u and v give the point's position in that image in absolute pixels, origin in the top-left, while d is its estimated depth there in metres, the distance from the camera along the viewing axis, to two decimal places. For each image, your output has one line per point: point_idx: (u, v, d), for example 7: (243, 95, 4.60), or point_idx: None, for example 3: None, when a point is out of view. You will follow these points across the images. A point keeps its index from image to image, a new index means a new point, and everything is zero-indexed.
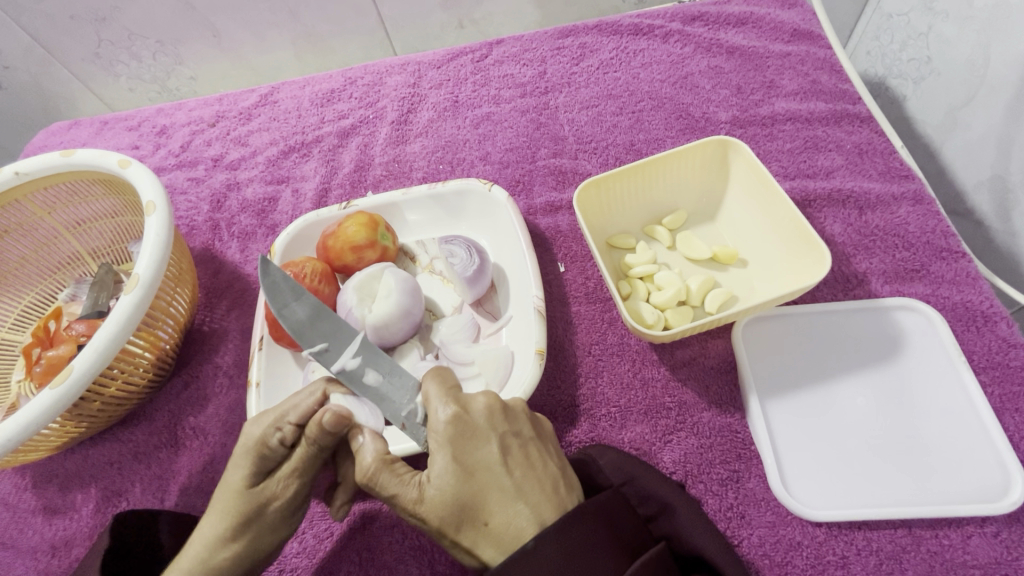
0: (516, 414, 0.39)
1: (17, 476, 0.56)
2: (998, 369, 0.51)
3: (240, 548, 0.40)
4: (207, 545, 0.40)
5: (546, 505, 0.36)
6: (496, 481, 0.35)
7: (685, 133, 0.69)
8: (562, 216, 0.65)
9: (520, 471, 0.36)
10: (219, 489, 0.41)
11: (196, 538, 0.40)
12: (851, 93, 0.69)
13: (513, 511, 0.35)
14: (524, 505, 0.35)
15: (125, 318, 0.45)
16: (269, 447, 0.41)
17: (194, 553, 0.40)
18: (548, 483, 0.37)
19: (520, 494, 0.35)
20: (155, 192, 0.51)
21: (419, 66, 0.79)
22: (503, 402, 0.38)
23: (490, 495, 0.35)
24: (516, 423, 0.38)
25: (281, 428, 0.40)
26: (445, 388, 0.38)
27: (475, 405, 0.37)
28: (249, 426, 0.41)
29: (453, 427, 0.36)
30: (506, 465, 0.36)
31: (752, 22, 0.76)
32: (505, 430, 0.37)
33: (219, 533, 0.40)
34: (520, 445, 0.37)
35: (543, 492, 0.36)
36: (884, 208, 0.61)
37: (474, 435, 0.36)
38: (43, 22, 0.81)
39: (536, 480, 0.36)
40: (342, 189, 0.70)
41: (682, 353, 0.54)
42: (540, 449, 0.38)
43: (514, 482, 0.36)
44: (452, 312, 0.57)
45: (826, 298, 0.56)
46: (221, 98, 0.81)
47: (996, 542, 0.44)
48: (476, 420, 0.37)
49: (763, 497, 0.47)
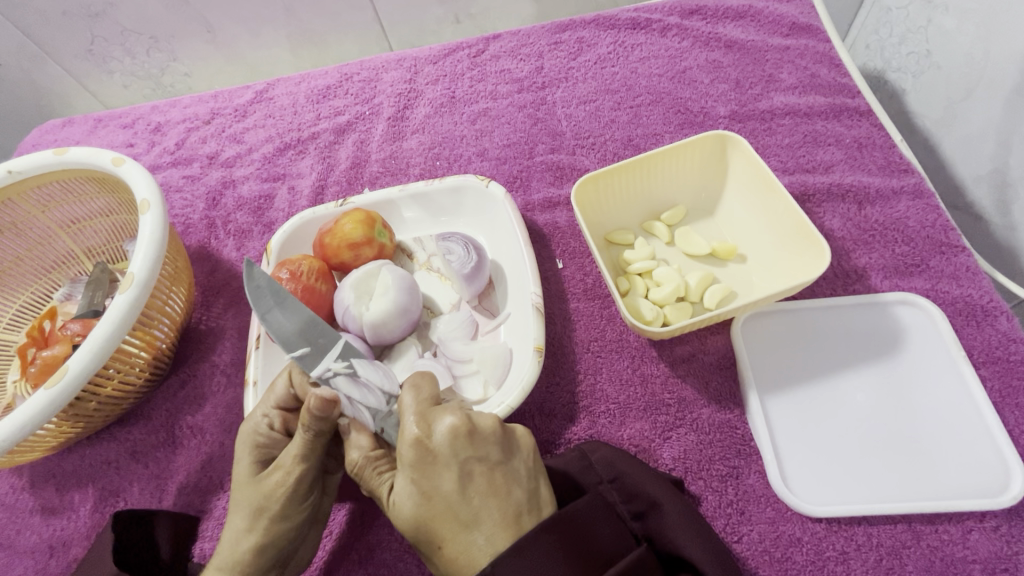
0: (484, 437, 0.37)
1: (14, 477, 0.55)
2: (998, 364, 0.51)
3: (258, 539, 0.39)
4: (231, 543, 0.40)
5: (499, 536, 0.34)
6: (452, 508, 0.35)
7: (683, 128, 0.68)
8: (560, 212, 0.64)
9: (479, 499, 0.35)
10: (234, 491, 0.42)
11: (226, 537, 0.41)
12: (851, 87, 0.69)
13: (467, 540, 0.34)
14: (478, 535, 0.34)
15: (120, 318, 0.44)
16: (263, 433, 0.43)
17: (223, 551, 0.40)
18: (510, 510, 0.35)
19: (476, 523, 0.34)
20: (149, 191, 0.51)
21: (415, 62, 0.79)
22: (469, 424, 0.37)
23: (444, 524, 0.34)
24: (483, 446, 0.36)
25: (268, 415, 0.43)
26: (416, 404, 0.38)
27: (438, 429, 0.36)
28: (243, 425, 0.44)
29: (414, 453, 0.36)
30: (463, 493, 0.35)
31: (751, 16, 0.75)
32: (468, 455, 0.36)
33: (238, 526, 0.40)
34: (484, 471, 0.36)
35: (501, 521, 0.34)
36: (883, 202, 0.60)
37: (435, 461, 0.36)
38: (35, 18, 0.80)
39: (496, 507, 0.35)
40: (339, 186, 0.70)
41: (681, 348, 0.54)
42: (506, 473, 0.36)
43: (469, 510, 0.34)
44: (450, 309, 0.56)
45: (826, 292, 0.55)
46: (217, 95, 0.80)
47: (996, 537, 0.44)
48: (438, 446, 0.36)
49: (763, 493, 0.47)
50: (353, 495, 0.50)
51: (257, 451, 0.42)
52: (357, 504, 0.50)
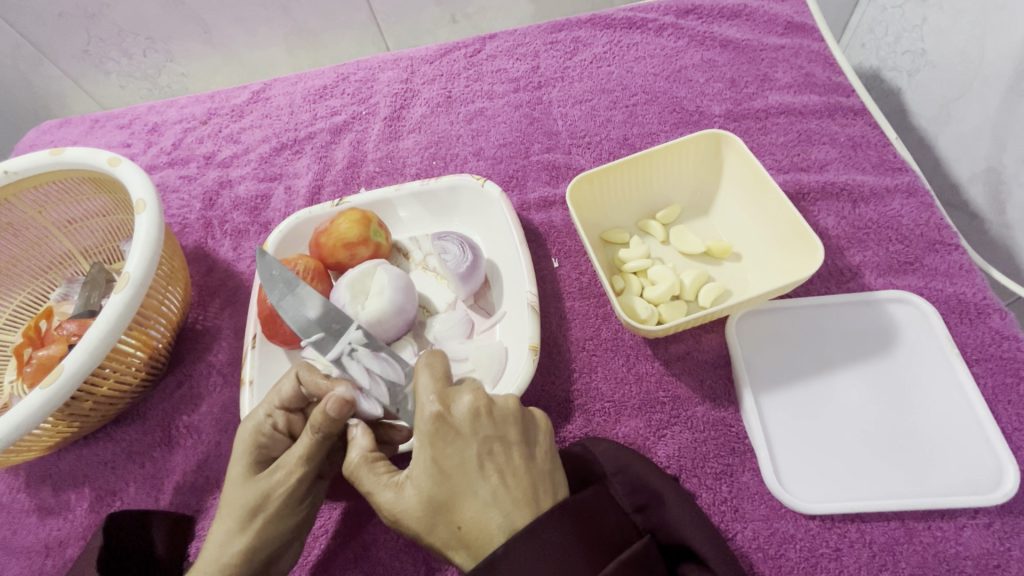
0: (504, 417, 0.37)
1: (11, 477, 0.55)
2: (991, 361, 0.51)
3: (249, 540, 0.39)
4: (218, 543, 0.40)
5: (519, 512, 0.34)
6: (470, 487, 0.35)
7: (679, 126, 0.69)
8: (556, 212, 0.64)
9: (498, 477, 0.35)
10: (225, 490, 0.42)
11: (213, 539, 0.40)
12: (846, 86, 0.69)
13: (488, 516, 0.34)
14: (496, 512, 0.34)
15: (115, 318, 0.44)
16: (265, 434, 0.43)
17: (209, 551, 0.40)
18: (528, 488, 0.35)
19: (494, 500, 0.34)
20: (145, 191, 0.51)
21: (412, 62, 0.79)
22: (490, 404, 0.37)
23: (464, 501, 0.35)
24: (502, 426, 0.37)
25: (272, 415, 0.43)
26: (434, 381, 0.38)
27: (460, 406, 0.37)
28: (242, 424, 0.44)
29: (433, 428, 0.36)
30: (483, 470, 0.35)
31: (746, 15, 0.75)
32: (489, 433, 0.36)
33: (229, 527, 0.40)
34: (502, 449, 0.36)
35: (519, 498, 0.35)
36: (877, 200, 0.61)
37: (456, 438, 0.36)
38: (32, 19, 0.81)
39: (515, 484, 0.35)
40: (335, 186, 0.70)
41: (676, 347, 0.54)
42: (523, 454, 0.37)
43: (490, 487, 0.35)
44: (446, 308, 0.56)
45: (820, 290, 0.56)
46: (213, 95, 0.80)
47: (989, 534, 0.44)
48: (459, 423, 0.36)
49: (757, 491, 0.47)
50: (349, 494, 0.50)
51: (256, 451, 0.43)
52: (352, 502, 0.50)
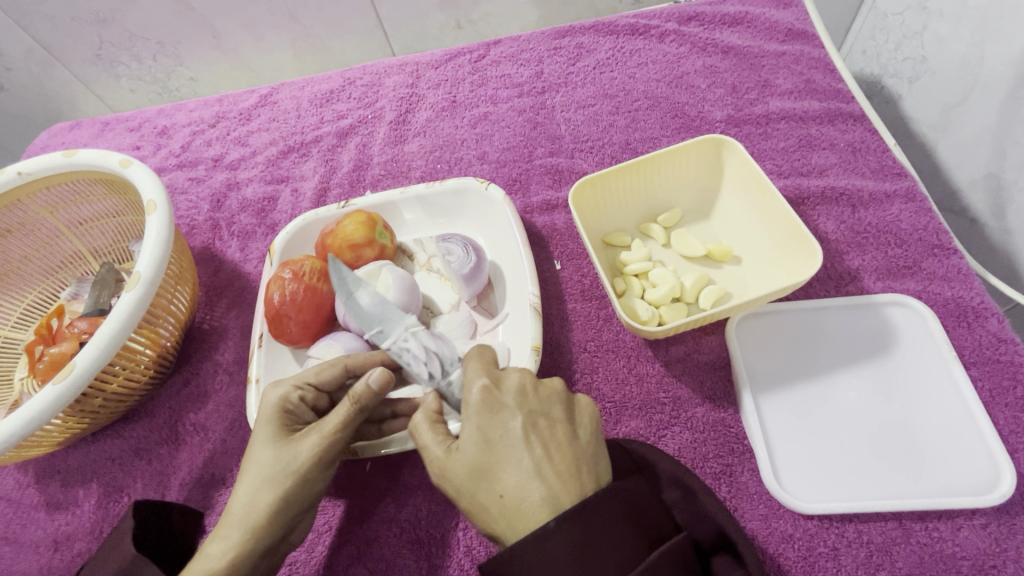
0: (549, 395, 0.39)
1: (20, 473, 0.56)
2: (989, 364, 0.51)
3: (279, 497, 0.42)
4: (249, 504, 0.41)
5: (560, 486, 0.35)
6: (515, 456, 0.36)
7: (681, 132, 0.69)
8: (558, 215, 0.65)
9: (542, 450, 0.36)
10: (250, 452, 0.43)
11: (240, 501, 0.42)
12: (846, 92, 0.70)
13: (528, 489, 0.35)
14: (538, 483, 0.35)
15: (127, 315, 0.45)
16: (292, 403, 0.44)
17: (238, 510, 0.42)
18: (569, 466, 0.36)
19: (537, 472, 0.36)
20: (156, 191, 0.52)
21: (417, 67, 0.80)
22: (535, 384, 0.40)
23: (507, 469, 0.36)
24: (547, 404, 0.39)
25: (300, 387, 0.44)
26: (482, 365, 0.41)
27: (507, 383, 0.39)
28: (266, 393, 0.45)
29: (481, 398, 0.38)
30: (528, 440, 0.37)
31: (748, 22, 0.76)
32: (533, 409, 0.38)
33: (259, 489, 0.42)
34: (547, 425, 0.38)
35: (560, 473, 0.36)
36: (876, 206, 0.61)
37: (502, 411, 0.38)
38: (45, 24, 0.82)
39: (558, 461, 0.36)
40: (341, 188, 0.71)
41: (676, 349, 0.55)
42: (568, 431, 0.38)
43: (532, 459, 0.36)
44: (449, 309, 0.57)
45: (820, 293, 0.56)
46: (222, 99, 0.82)
47: (985, 535, 0.44)
48: (505, 399, 0.39)
49: (755, 491, 0.47)
50: (352, 492, 0.51)
51: (281, 418, 0.44)
52: (357, 499, 0.51)
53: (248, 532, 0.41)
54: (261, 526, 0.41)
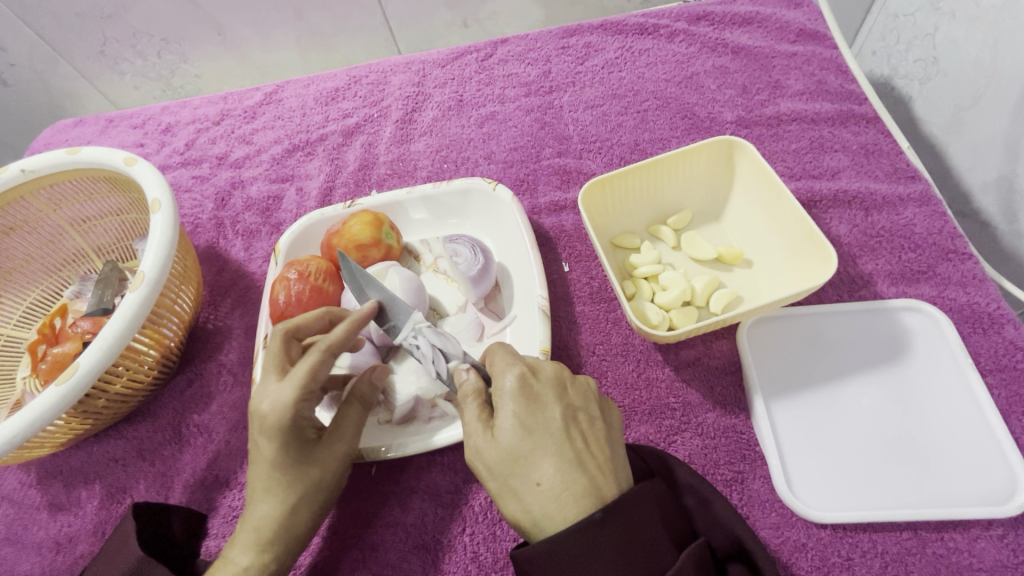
0: (585, 391, 0.40)
1: (23, 473, 0.56)
2: (1005, 371, 0.51)
3: (314, 504, 0.44)
4: (282, 518, 0.42)
5: (600, 479, 0.36)
6: (556, 445, 0.36)
7: (690, 132, 0.69)
8: (567, 216, 0.65)
9: (581, 442, 0.37)
10: (264, 472, 0.42)
11: (270, 517, 0.42)
12: (858, 94, 0.69)
13: (570, 478, 0.35)
14: (580, 474, 0.35)
15: (131, 315, 0.45)
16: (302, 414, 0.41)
17: (271, 525, 0.42)
18: (605, 460, 0.37)
19: (577, 463, 0.36)
20: (161, 190, 0.51)
21: (423, 66, 0.79)
22: (571, 378, 0.40)
23: (547, 456, 0.36)
24: (583, 399, 0.39)
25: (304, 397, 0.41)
26: (513, 356, 0.41)
27: (545, 374, 0.39)
28: (265, 409, 0.40)
29: (520, 387, 0.38)
30: (568, 433, 0.37)
31: (758, 22, 0.75)
32: (569, 403, 0.39)
33: (292, 503, 0.42)
34: (584, 419, 0.38)
35: (598, 466, 0.36)
36: (890, 209, 0.61)
37: (542, 400, 0.38)
38: (49, 19, 0.82)
39: (596, 454, 0.37)
40: (346, 187, 0.70)
41: (686, 353, 0.54)
42: (605, 430, 0.39)
43: (574, 450, 0.36)
44: (456, 311, 0.56)
45: (832, 298, 0.56)
46: (226, 97, 0.81)
47: (1002, 546, 0.43)
48: (544, 388, 0.38)
49: (768, 498, 0.47)
50: (358, 496, 0.50)
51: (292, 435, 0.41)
52: (362, 502, 0.50)
53: (286, 540, 0.43)
54: (298, 530, 0.43)
